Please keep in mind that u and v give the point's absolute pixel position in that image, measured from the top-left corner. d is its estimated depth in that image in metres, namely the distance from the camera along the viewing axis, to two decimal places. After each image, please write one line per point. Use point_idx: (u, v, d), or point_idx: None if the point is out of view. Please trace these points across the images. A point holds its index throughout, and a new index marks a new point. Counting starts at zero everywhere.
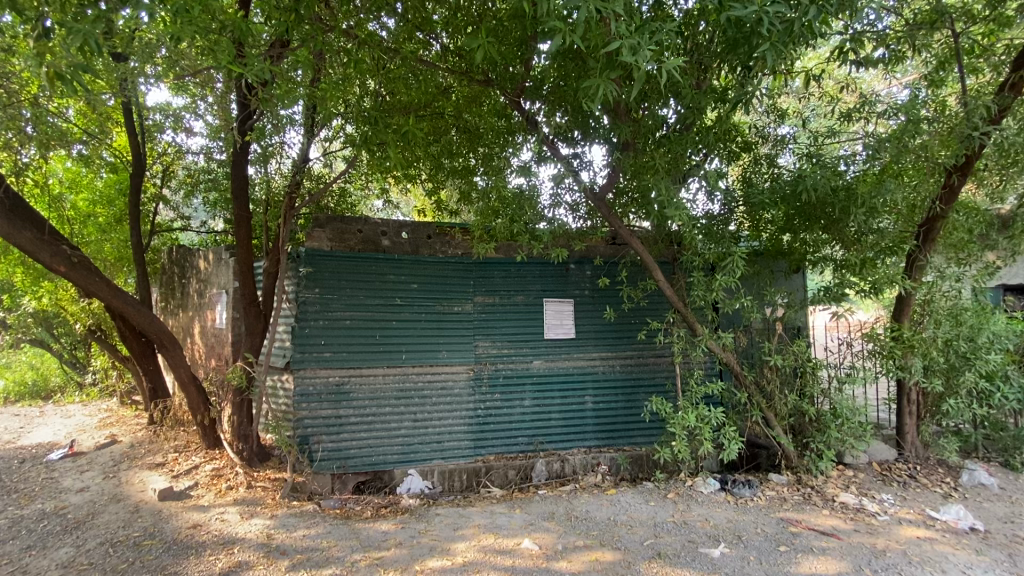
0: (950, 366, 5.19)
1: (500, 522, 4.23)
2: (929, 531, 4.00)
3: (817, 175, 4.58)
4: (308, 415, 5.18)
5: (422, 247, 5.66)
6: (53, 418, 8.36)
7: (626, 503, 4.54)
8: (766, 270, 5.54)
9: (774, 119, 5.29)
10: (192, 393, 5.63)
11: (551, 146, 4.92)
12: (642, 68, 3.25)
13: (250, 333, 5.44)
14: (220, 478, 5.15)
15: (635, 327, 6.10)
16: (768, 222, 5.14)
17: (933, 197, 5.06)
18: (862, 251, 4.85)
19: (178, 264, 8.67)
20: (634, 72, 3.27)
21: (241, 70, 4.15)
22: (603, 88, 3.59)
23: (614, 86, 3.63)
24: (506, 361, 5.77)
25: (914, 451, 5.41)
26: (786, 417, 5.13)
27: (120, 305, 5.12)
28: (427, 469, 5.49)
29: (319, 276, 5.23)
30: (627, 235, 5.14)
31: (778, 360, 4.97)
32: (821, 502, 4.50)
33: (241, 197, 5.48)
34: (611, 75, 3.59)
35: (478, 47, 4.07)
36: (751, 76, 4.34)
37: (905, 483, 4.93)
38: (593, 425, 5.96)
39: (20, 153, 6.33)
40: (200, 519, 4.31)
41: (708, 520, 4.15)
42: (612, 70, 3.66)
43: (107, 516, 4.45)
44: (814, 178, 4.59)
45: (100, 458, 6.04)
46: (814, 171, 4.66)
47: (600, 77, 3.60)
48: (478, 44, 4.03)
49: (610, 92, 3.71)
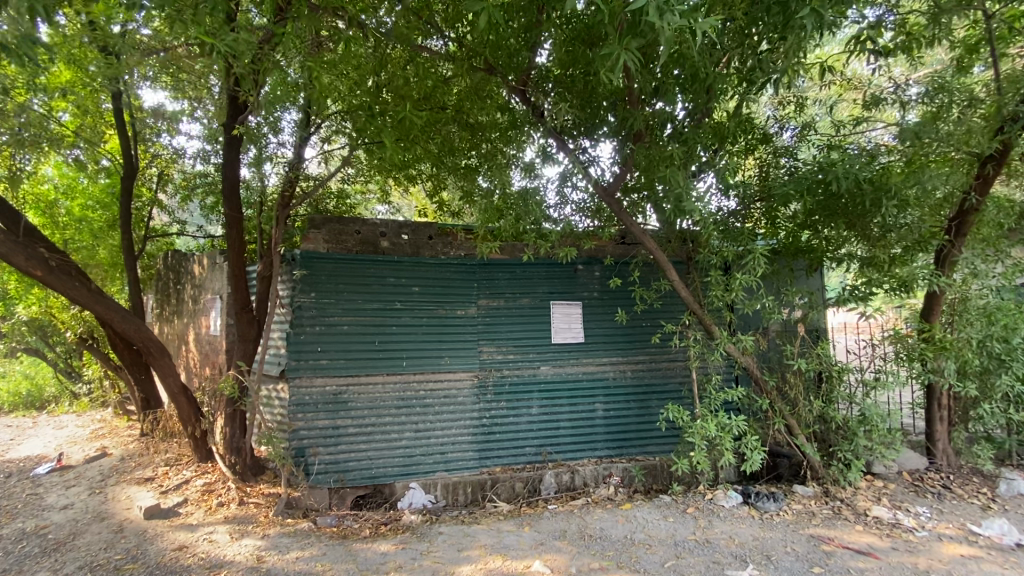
0: (984, 368, 4.91)
1: (508, 542, 3.94)
2: (973, 548, 3.70)
3: (848, 163, 4.27)
4: (304, 426, 4.91)
5: (424, 248, 5.38)
6: (45, 430, 8.10)
7: (642, 519, 4.24)
8: (785, 269, 5.17)
9: (790, 112, 5.01)
10: (182, 404, 5.37)
11: (557, 141, 4.64)
12: (666, 34, 2.94)
13: (243, 339, 5.17)
14: (211, 494, 4.87)
15: (647, 331, 5.80)
16: (788, 217, 4.86)
17: (967, 189, 4.72)
18: (889, 248, 4.55)
19: (173, 270, 8.43)
20: (660, 38, 2.94)
21: (215, 42, 3.91)
22: (624, 57, 3.26)
23: (635, 56, 3.31)
24: (511, 367, 5.49)
25: (947, 460, 5.10)
26: (811, 426, 4.82)
27: (103, 310, 4.80)
28: (430, 483, 5.20)
29: (315, 280, 4.97)
30: (639, 233, 4.83)
31: (803, 364, 4.65)
32: (853, 517, 4.19)
33: (230, 195, 5.21)
34: (633, 43, 3.26)
35: (482, 9, 3.68)
36: (774, 58, 4.05)
37: (939, 494, 4.62)
38: (604, 435, 5.66)
39: (18, 158, 6.42)
40: (187, 540, 4.03)
41: (732, 538, 3.85)
42: (633, 38, 3.35)
43: (89, 537, 4.18)
44: (842, 167, 4.25)
45: (89, 473, 5.78)
46: (845, 159, 4.34)
47: (620, 45, 3.27)
48: (482, 7, 3.62)
49: (630, 63, 3.39)
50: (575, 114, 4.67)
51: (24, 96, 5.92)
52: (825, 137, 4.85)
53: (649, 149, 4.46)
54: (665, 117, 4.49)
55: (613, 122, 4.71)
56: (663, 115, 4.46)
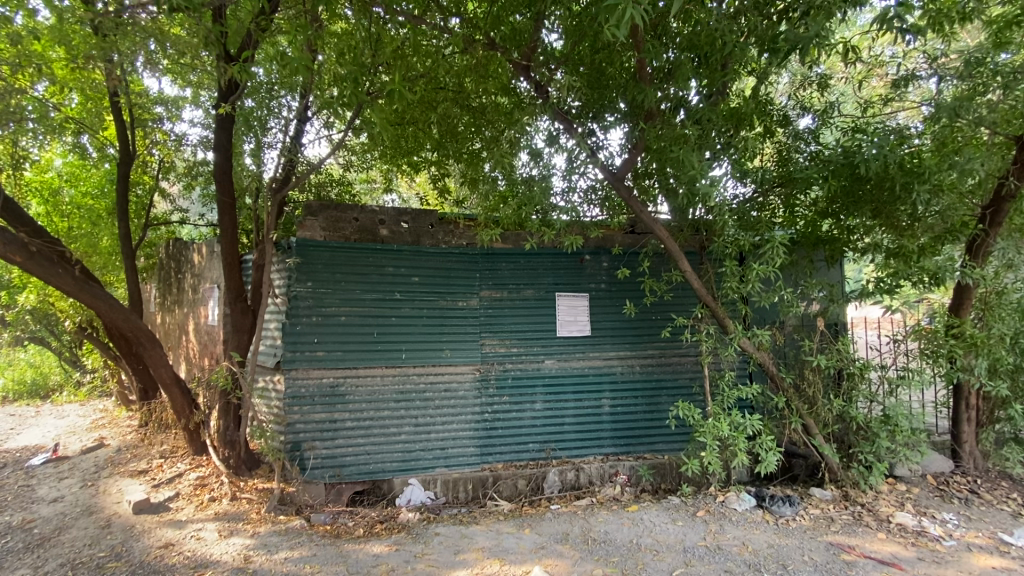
0: (1016, 366, 4.62)
1: (507, 545, 3.74)
2: (1005, 560, 3.44)
3: (881, 145, 3.96)
4: (300, 419, 4.74)
5: (424, 237, 5.16)
6: (46, 420, 8.02)
7: (649, 522, 4.02)
8: (804, 260, 4.88)
9: (814, 93, 4.68)
10: (175, 395, 5.21)
11: (564, 124, 4.37)
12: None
13: (237, 330, 5.01)
14: (203, 488, 4.72)
15: (656, 324, 5.55)
16: (807, 205, 4.58)
17: (1004, 173, 4.42)
18: (917, 238, 4.27)
19: (174, 259, 8.30)
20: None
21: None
22: (631, 13, 2.91)
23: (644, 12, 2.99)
24: (515, 360, 5.28)
25: (974, 463, 4.82)
26: (830, 426, 4.54)
27: (89, 299, 4.61)
28: (429, 479, 5.02)
29: (311, 268, 4.77)
30: (650, 221, 4.56)
31: (822, 360, 4.38)
32: (875, 523, 3.94)
33: (222, 180, 4.94)
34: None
35: None
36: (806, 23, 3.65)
37: (966, 500, 4.34)
38: (610, 432, 5.44)
39: (18, 144, 6.27)
40: (174, 537, 3.87)
41: (745, 544, 3.63)
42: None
43: (74, 532, 4.05)
44: (869, 148, 3.98)
45: (83, 464, 5.66)
46: (875, 139, 4.03)
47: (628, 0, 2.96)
48: None
49: (640, 21, 3.05)
50: (583, 96, 4.44)
51: (25, 82, 5.76)
52: (850, 119, 4.56)
53: (661, 130, 4.18)
54: (678, 102, 4.26)
55: (624, 106, 4.44)
56: (674, 98, 4.21)
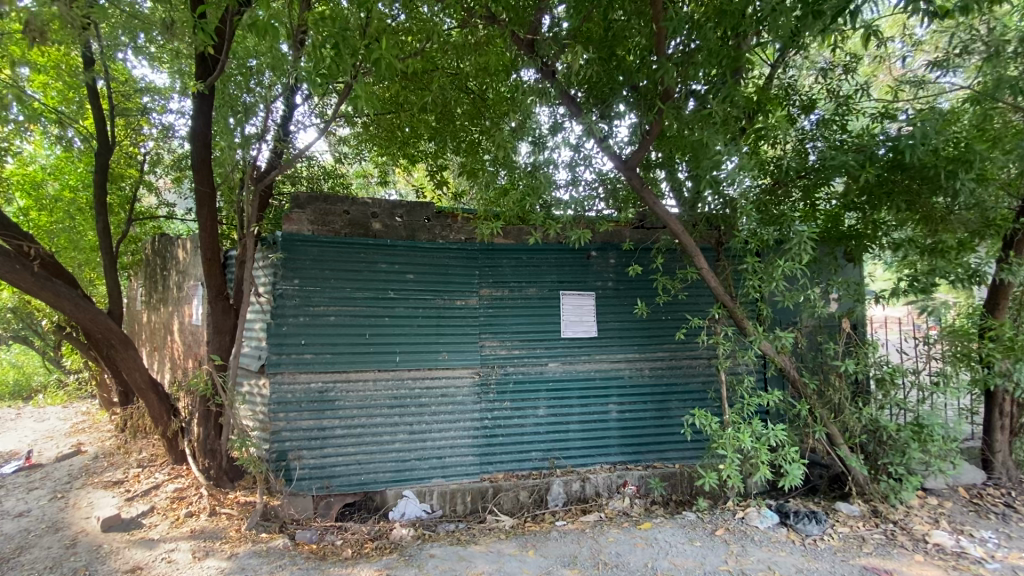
0: None
1: (509, 570, 3.42)
2: None
3: (931, 126, 3.56)
4: (287, 427, 4.40)
5: (420, 231, 4.79)
6: (24, 423, 7.66)
7: (664, 542, 3.70)
8: (828, 256, 4.56)
9: (841, 77, 4.34)
10: (152, 400, 4.88)
11: (569, 104, 3.99)
12: None
13: (217, 331, 4.68)
14: (181, 501, 4.39)
15: (667, 325, 5.22)
16: (829, 198, 4.28)
17: None
18: (954, 232, 3.94)
19: (159, 255, 7.94)
20: None
21: None
22: None
23: None
24: (516, 363, 4.95)
25: (1007, 474, 4.52)
26: (857, 436, 4.21)
27: (50, 297, 4.24)
28: (425, 491, 4.70)
29: (298, 264, 4.43)
30: (662, 213, 4.16)
31: (850, 365, 4.05)
32: (910, 544, 3.62)
33: (201, 171, 4.62)
34: None
35: None
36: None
37: (1004, 515, 4.03)
38: (617, 439, 5.11)
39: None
40: (143, 560, 3.53)
41: (771, 569, 3.30)
42: None
43: (36, 553, 3.70)
44: (919, 129, 3.58)
45: (56, 473, 5.32)
46: (924, 119, 3.62)
47: None
48: None
49: None
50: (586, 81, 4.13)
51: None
52: (878, 106, 4.24)
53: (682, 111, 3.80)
54: (688, 92, 3.95)
55: (634, 91, 4.09)
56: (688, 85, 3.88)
